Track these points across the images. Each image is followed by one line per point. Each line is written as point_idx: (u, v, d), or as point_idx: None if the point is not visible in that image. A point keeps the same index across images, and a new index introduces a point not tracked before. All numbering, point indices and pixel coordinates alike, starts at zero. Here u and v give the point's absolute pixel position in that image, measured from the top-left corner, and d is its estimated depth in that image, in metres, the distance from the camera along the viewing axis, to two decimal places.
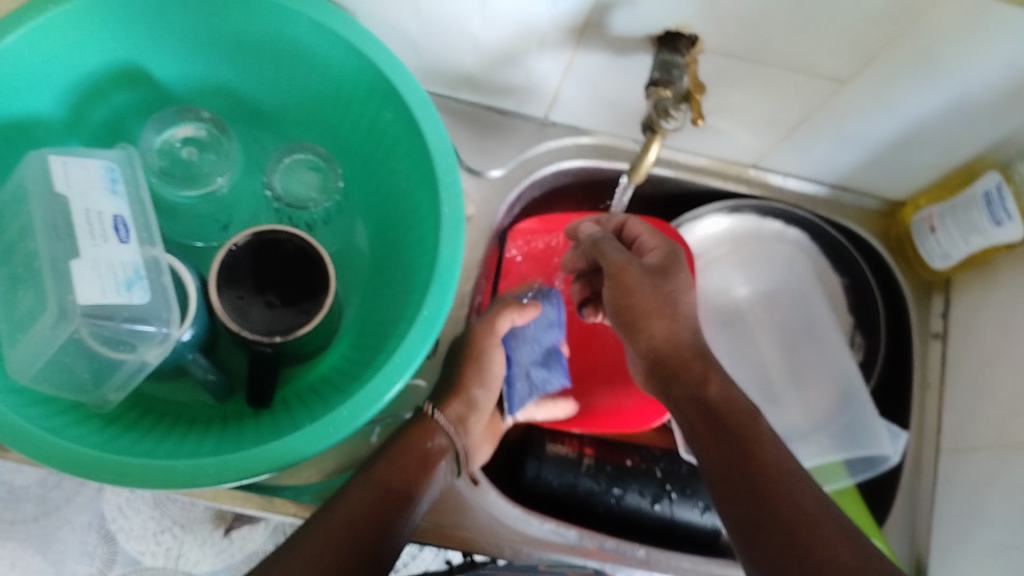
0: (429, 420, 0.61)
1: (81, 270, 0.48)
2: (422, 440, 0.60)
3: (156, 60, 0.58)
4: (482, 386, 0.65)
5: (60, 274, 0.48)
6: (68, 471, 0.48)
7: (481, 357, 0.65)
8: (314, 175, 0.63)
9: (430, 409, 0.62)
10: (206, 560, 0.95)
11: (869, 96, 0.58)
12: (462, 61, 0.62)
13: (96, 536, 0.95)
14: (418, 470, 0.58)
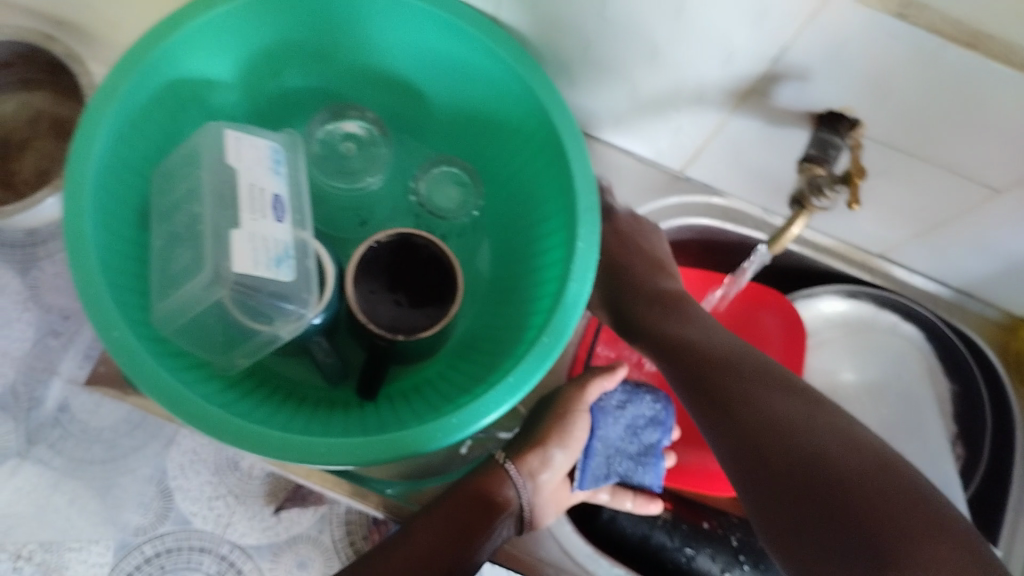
0: (498, 467, 0.61)
1: (239, 239, 0.50)
2: (492, 487, 0.60)
3: (333, 57, 0.61)
4: (562, 445, 0.63)
5: (221, 240, 0.50)
6: (189, 422, 0.49)
7: (567, 415, 0.64)
8: (456, 189, 0.66)
9: (502, 457, 0.62)
10: (252, 535, 0.85)
11: (1021, 208, 0.57)
12: (616, 105, 0.64)
13: (154, 489, 0.86)
14: (484, 515, 0.58)
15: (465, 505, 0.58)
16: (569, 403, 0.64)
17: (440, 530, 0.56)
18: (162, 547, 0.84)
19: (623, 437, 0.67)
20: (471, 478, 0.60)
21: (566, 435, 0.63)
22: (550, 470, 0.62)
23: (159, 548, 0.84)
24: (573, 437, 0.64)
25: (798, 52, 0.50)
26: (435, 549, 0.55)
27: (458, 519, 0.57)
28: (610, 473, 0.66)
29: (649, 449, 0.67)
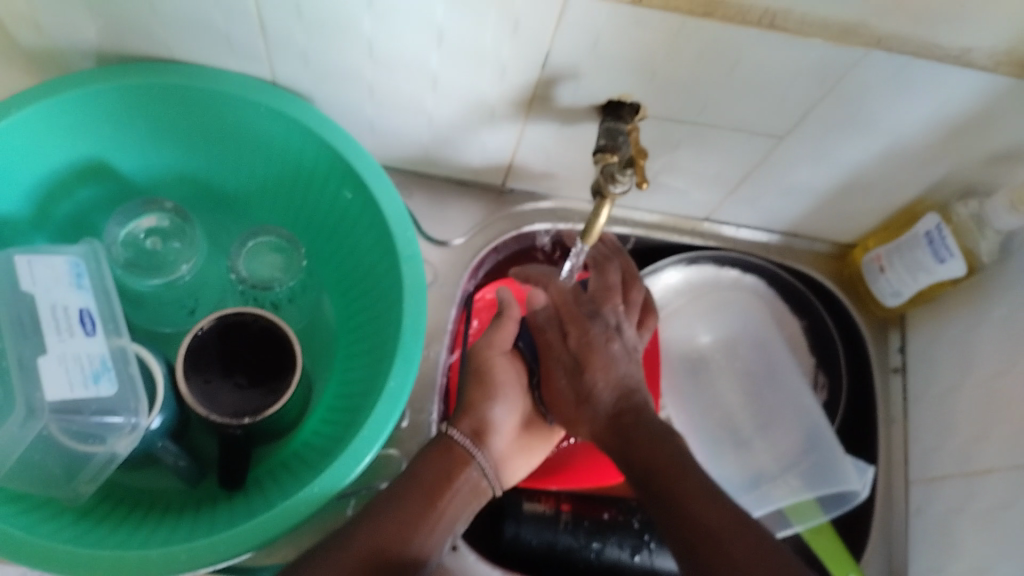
0: (446, 439, 0.59)
1: (48, 366, 0.48)
2: (445, 460, 0.58)
3: (123, 155, 0.59)
4: (495, 399, 0.63)
5: (26, 370, 0.48)
6: (39, 568, 0.48)
7: (482, 367, 0.64)
8: (278, 256, 0.64)
9: (447, 427, 0.61)
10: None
11: (809, 148, 0.61)
12: (416, 137, 0.64)
13: None
14: (441, 487, 0.57)
15: (434, 469, 0.57)
16: (481, 356, 0.65)
17: (397, 511, 0.54)
18: None
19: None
20: (422, 454, 0.58)
21: (489, 386, 0.63)
22: (498, 425, 0.62)
23: None
24: (499, 385, 0.63)
25: (561, 54, 0.51)
26: (395, 529, 0.53)
27: (414, 500, 0.55)
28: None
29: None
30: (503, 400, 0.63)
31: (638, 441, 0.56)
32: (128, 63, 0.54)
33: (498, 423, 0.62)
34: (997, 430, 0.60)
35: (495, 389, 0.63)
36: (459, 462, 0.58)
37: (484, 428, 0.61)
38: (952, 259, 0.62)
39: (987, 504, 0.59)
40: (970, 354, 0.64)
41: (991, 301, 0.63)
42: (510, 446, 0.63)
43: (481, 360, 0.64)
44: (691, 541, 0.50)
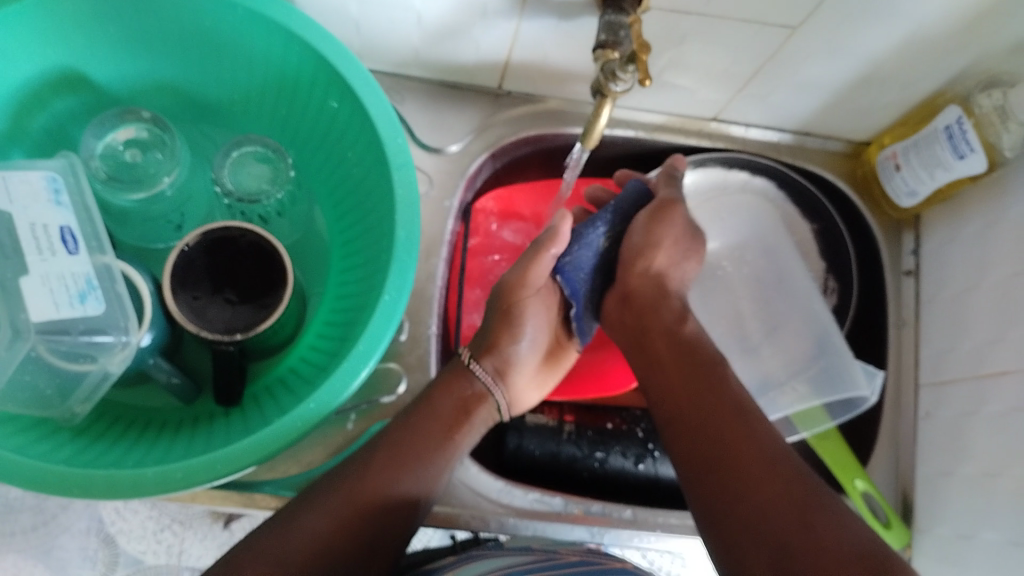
0: (465, 368, 0.59)
1: (30, 287, 0.46)
2: (463, 386, 0.58)
3: (95, 62, 0.56)
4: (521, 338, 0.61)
5: (9, 294, 0.46)
6: (31, 488, 0.47)
7: (510, 308, 0.60)
8: (264, 167, 0.61)
9: (466, 356, 0.60)
10: (209, 556, 0.80)
11: (823, 39, 0.57)
12: (405, 37, 0.61)
13: (95, 540, 0.80)
14: (460, 416, 0.57)
15: (445, 402, 0.57)
16: (511, 293, 0.60)
17: (418, 436, 0.55)
18: None
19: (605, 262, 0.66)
20: (440, 380, 0.58)
21: (517, 325, 0.60)
22: (521, 364, 0.61)
23: None
24: (528, 325, 0.61)
25: None
26: (416, 449, 0.54)
27: (434, 426, 0.55)
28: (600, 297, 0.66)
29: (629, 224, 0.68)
30: (531, 337, 0.61)
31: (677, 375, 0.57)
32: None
33: (521, 359, 0.61)
34: (1012, 332, 0.58)
35: (521, 329, 0.60)
36: (473, 395, 0.59)
37: (508, 368, 0.61)
38: (972, 154, 0.59)
39: (999, 407, 0.58)
40: (988, 255, 0.62)
41: (1011, 199, 0.60)
42: (527, 381, 0.62)
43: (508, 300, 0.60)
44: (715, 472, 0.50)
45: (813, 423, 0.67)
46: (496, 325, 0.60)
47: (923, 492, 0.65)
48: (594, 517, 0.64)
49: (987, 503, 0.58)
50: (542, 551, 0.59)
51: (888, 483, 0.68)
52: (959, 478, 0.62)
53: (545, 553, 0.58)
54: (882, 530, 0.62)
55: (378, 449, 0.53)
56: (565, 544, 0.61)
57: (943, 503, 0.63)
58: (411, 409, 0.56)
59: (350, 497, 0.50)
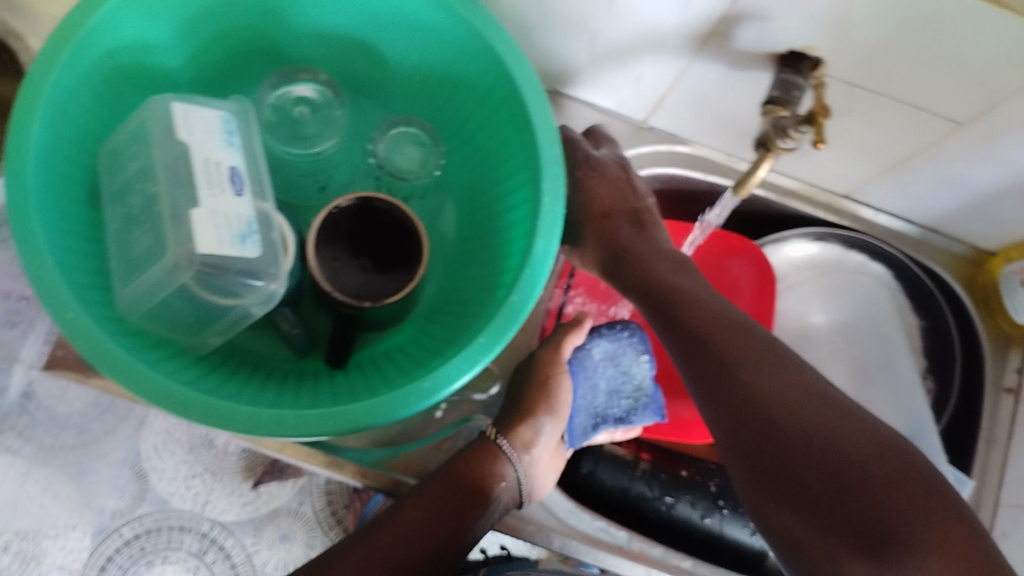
0: (492, 445, 0.60)
1: (199, 219, 0.48)
2: (483, 467, 0.58)
3: (281, 16, 0.58)
4: (551, 415, 0.62)
5: (180, 222, 0.48)
6: (145, 396, 0.48)
7: (551, 378, 0.63)
8: (417, 149, 0.63)
9: (493, 433, 0.61)
10: (231, 511, 0.85)
11: (984, 141, 0.57)
12: (575, 53, 0.62)
13: (128, 472, 0.85)
14: (477, 495, 0.57)
15: (459, 480, 0.57)
16: (550, 365, 0.64)
17: (431, 511, 0.55)
18: (141, 528, 0.84)
19: (605, 399, 0.68)
20: (461, 456, 0.59)
21: (554, 400, 0.63)
22: (541, 443, 0.61)
23: (138, 529, 0.84)
24: (560, 404, 0.63)
25: None
26: (428, 524, 0.54)
27: (451, 501, 0.56)
28: (600, 422, 0.67)
29: (642, 386, 0.68)
30: (553, 419, 0.62)
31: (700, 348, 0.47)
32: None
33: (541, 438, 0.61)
34: None
35: (554, 405, 0.63)
36: (495, 474, 0.58)
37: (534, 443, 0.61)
38: None
39: None
40: None
41: None
42: (544, 469, 0.62)
43: (543, 372, 0.64)
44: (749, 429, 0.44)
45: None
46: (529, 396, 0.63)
47: None
48: (653, 560, 0.64)
49: None
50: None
51: None
52: None
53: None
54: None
55: (390, 523, 0.54)
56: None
57: None
58: (431, 481, 0.57)
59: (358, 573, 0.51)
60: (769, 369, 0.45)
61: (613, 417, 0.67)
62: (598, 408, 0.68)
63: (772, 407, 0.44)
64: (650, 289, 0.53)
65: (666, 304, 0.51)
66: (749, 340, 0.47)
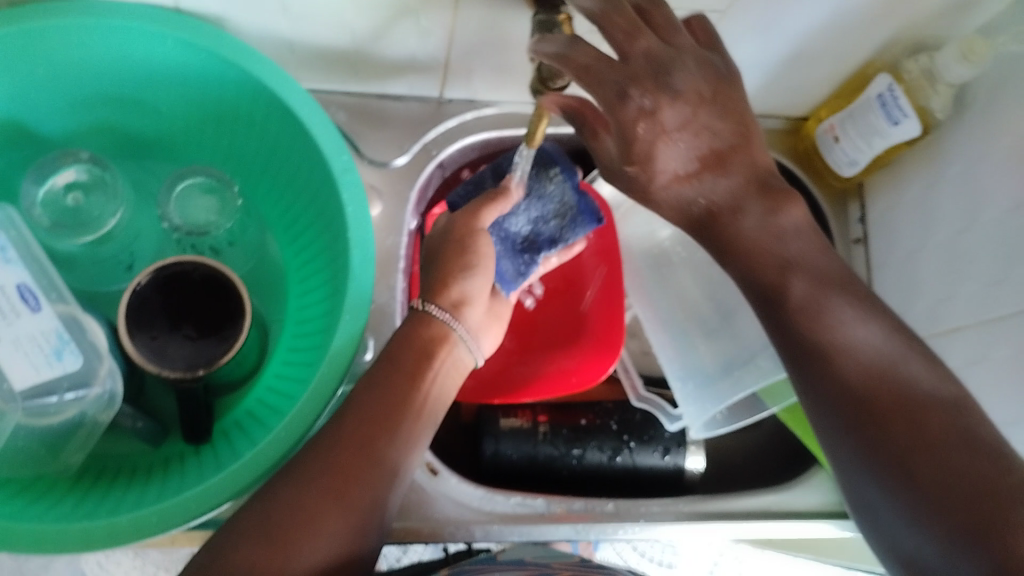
0: (422, 314, 0.55)
1: (4, 355, 0.48)
2: (421, 333, 0.55)
3: (26, 105, 0.55)
4: (473, 271, 0.58)
5: None
6: (1, 546, 0.46)
7: (465, 238, 0.58)
8: (211, 197, 0.60)
9: (419, 303, 0.56)
10: None
11: (752, 20, 0.58)
12: (341, 53, 0.60)
13: None
14: (422, 363, 0.53)
15: (399, 363, 0.53)
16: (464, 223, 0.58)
17: (373, 408, 0.50)
18: None
19: (534, 225, 0.67)
20: (396, 337, 0.54)
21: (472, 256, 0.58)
22: (475, 300, 0.58)
23: None
24: (482, 258, 0.59)
25: None
26: (372, 417, 0.50)
27: (398, 380, 0.52)
28: (533, 252, 0.67)
29: (568, 202, 0.67)
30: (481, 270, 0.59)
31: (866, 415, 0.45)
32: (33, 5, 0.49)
33: (471, 294, 0.58)
34: (962, 288, 0.61)
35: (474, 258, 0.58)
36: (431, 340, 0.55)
37: (465, 301, 0.57)
38: (906, 119, 0.61)
39: (957, 360, 0.61)
40: (931, 217, 0.65)
41: (949, 158, 0.62)
42: (480, 323, 0.59)
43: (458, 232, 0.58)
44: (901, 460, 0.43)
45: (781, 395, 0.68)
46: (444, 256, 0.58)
47: None
48: (577, 515, 0.65)
49: None
50: (535, 564, 0.57)
51: None
52: None
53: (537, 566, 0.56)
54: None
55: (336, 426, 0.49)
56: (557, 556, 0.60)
57: None
58: (374, 369, 0.53)
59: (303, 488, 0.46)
60: (883, 380, 0.45)
61: (546, 240, 0.67)
62: (530, 238, 0.67)
63: (929, 439, 0.43)
64: (770, 296, 0.48)
65: (792, 329, 0.48)
66: (870, 394, 0.45)
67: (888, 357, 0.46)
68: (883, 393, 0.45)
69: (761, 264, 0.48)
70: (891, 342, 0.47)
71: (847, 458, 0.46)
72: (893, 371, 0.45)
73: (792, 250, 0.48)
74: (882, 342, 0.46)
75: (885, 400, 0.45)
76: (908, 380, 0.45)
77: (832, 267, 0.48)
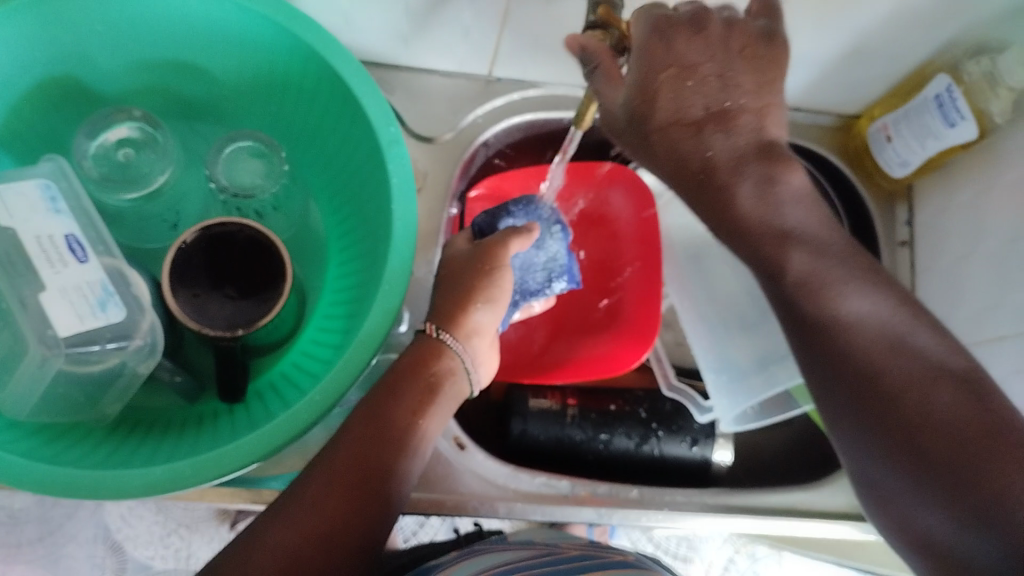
0: (435, 341, 0.55)
1: (51, 302, 0.47)
2: (428, 366, 0.54)
3: (81, 60, 0.56)
4: (487, 302, 0.57)
5: (33, 310, 0.48)
6: (40, 490, 0.47)
7: (491, 269, 0.58)
8: (258, 162, 0.60)
9: (432, 328, 0.55)
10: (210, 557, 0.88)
11: (810, 13, 0.57)
12: (393, 25, 0.60)
13: (103, 548, 0.88)
14: (427, 397, 0.52)
15: (403, 393, 0.52)
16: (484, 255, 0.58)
17: (376, 431, 0.50)
18: None
19: (520, 275, 0.67)
20: (402, 363, 0.54)
21: (489, 288, 0.57)
22: (482, 332, 0.57)
23: None
24: (498, 291, 0.58)
25: None
26: (376, 446, 0.49)
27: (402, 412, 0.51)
28: (518, 300, 0.67)
29: (557, 258, 0.67)
30: (493, 303, 0.57)
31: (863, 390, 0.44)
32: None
33: (482, 327, 0.57)
34: (1010, 297, 0.60)
35: (493, 292, 0.57)
36: (440, 374, 0.54)
37: (476, 332, 0.56)
38: (962, 122, 0.60)
39: (999, 370, 0.60)
40: (982, 223, 0.63)
41: (1004, 163, 0.61)
42: (483, 354, 0.58)
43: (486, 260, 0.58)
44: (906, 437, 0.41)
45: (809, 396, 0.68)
46: (466, 279, 0.57)
47: None
48: (601, 499, 0.65)
49: None
50: (544, 544, 0.59)
51: None
52: None
53: (546, 547, 0.57)
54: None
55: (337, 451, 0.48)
56: (568, 539, 0.61)
57: None
58: (375, 395, 0.52)
59: (304, 517, 0.45)
60: (882, 355, 0.44)
61: (529, 292, 0.67)
62: (514, 286, 0.67)
63: (924, 414, 0.41)
64: (772, 281, 0.48)
65: (800, 318, 0.47)
66: (865, 367, 0.44)
67: (893, 329, 0.45)
68: (884, 366, 0.44)
69: (757, 239, 0.48)
70: (897, 316, 0.46)
71: (853, 438, 0.45)
72: (898, 345, 0.44)
73: (790, 222, 0.48)
74: (887, 316, 0.45)
75: (884, 372, 0.44)
76: (910, 356, 0.44)
77: (840, 245, 0.48)
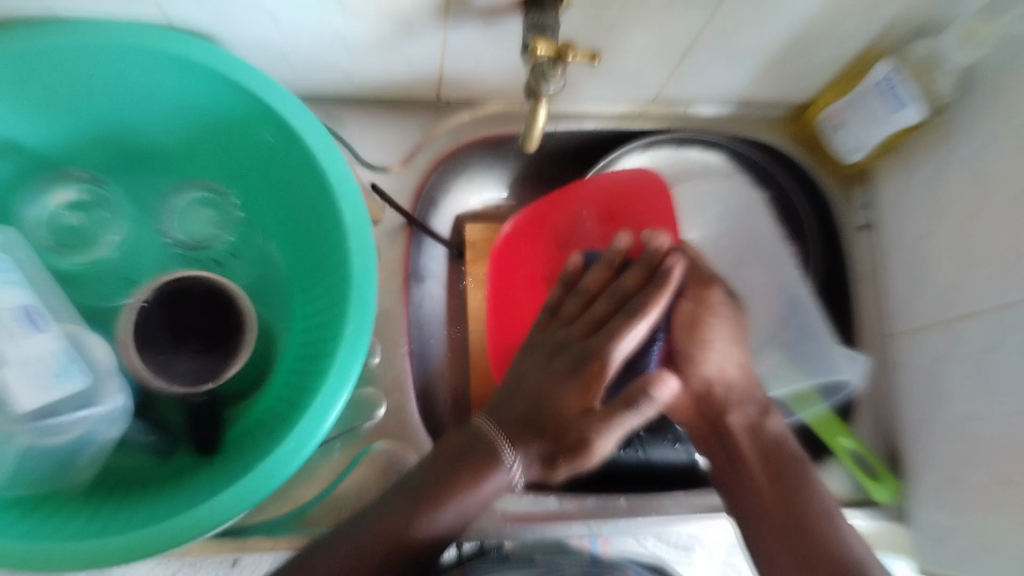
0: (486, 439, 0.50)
1: (13, 376, 0.47)
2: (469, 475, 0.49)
3: (24, 125, 0.55)
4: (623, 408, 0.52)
5: None
6: (19, 567, 0.47)
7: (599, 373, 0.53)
8: (209, 211, 0.63)
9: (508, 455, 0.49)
10: None
11: (747, 11, 0.57)
12: (335, 61, 0.60)
13: None
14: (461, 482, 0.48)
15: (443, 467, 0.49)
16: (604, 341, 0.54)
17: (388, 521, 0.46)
18: None
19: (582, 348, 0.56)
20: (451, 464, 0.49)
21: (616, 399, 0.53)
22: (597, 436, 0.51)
23: None
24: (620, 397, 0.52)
25: None
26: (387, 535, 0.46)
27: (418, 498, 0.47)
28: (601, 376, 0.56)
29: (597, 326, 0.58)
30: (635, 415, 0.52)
31: (788, 493, 0.55)
32: (12, 29, 0.49)
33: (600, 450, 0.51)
34: (973, 273, 0.60)
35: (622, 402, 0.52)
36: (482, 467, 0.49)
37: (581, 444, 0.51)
38: (907, 105, 0.60)
39: (969, 347, 0.60)
40: (939, 201, 0.64)
41: (956, 139, 0.62)
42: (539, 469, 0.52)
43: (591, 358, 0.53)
44: (790, 538, 0.53)
45: (810, 405, 0.69)
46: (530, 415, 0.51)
47: (907, 438, 0.67)
48: (589, 513, 0.65)
49: (968, 446, 0.60)
50: (544, 563, 0.57)
51: (871, 436, 0.69)
52: (939, 422, 0.64)
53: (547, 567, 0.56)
54: (869, 482, 0.66)
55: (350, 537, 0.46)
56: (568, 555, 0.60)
57: (925, 444, 0.65)
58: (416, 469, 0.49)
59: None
60: (826, 533, 0.52)
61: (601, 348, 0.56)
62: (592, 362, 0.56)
63: (826, 557, 0.51)
64: (767, 458, 0.57)
65: (769, 457, 0.57)
66: (807, 526, 0.53)
67: (848, 540, 0.52)
68: (826, 542, 0.52)
69: (784, 453, 0.58)
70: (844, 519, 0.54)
71: (750, 512, 0.56)
72: (830, 542, 0.52)
73: (799, 457, 0.58)
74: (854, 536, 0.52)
75: (827, 555, 0.51)
76: (841, 532, 0.52)
77: (805, 472, 0.57)
